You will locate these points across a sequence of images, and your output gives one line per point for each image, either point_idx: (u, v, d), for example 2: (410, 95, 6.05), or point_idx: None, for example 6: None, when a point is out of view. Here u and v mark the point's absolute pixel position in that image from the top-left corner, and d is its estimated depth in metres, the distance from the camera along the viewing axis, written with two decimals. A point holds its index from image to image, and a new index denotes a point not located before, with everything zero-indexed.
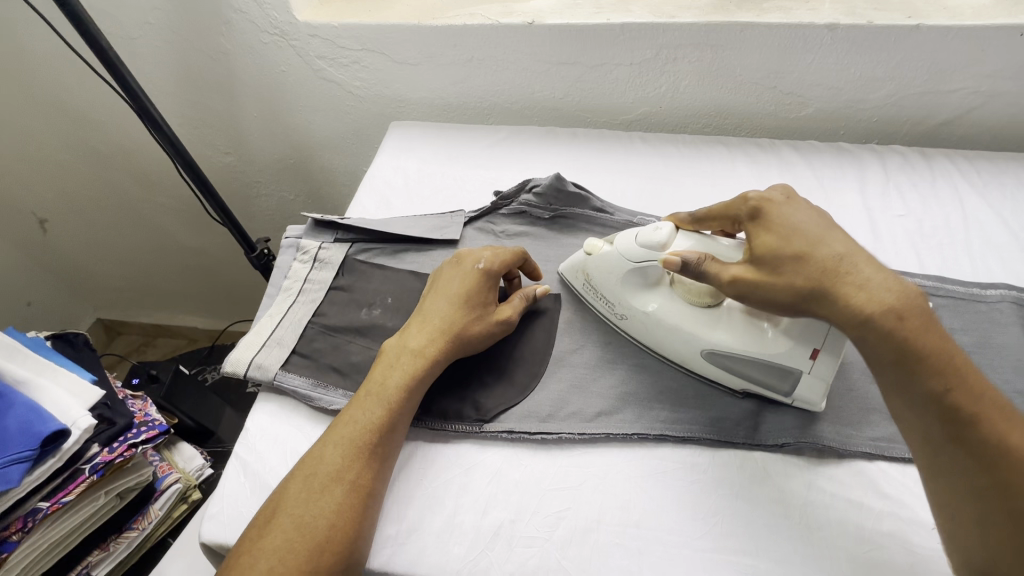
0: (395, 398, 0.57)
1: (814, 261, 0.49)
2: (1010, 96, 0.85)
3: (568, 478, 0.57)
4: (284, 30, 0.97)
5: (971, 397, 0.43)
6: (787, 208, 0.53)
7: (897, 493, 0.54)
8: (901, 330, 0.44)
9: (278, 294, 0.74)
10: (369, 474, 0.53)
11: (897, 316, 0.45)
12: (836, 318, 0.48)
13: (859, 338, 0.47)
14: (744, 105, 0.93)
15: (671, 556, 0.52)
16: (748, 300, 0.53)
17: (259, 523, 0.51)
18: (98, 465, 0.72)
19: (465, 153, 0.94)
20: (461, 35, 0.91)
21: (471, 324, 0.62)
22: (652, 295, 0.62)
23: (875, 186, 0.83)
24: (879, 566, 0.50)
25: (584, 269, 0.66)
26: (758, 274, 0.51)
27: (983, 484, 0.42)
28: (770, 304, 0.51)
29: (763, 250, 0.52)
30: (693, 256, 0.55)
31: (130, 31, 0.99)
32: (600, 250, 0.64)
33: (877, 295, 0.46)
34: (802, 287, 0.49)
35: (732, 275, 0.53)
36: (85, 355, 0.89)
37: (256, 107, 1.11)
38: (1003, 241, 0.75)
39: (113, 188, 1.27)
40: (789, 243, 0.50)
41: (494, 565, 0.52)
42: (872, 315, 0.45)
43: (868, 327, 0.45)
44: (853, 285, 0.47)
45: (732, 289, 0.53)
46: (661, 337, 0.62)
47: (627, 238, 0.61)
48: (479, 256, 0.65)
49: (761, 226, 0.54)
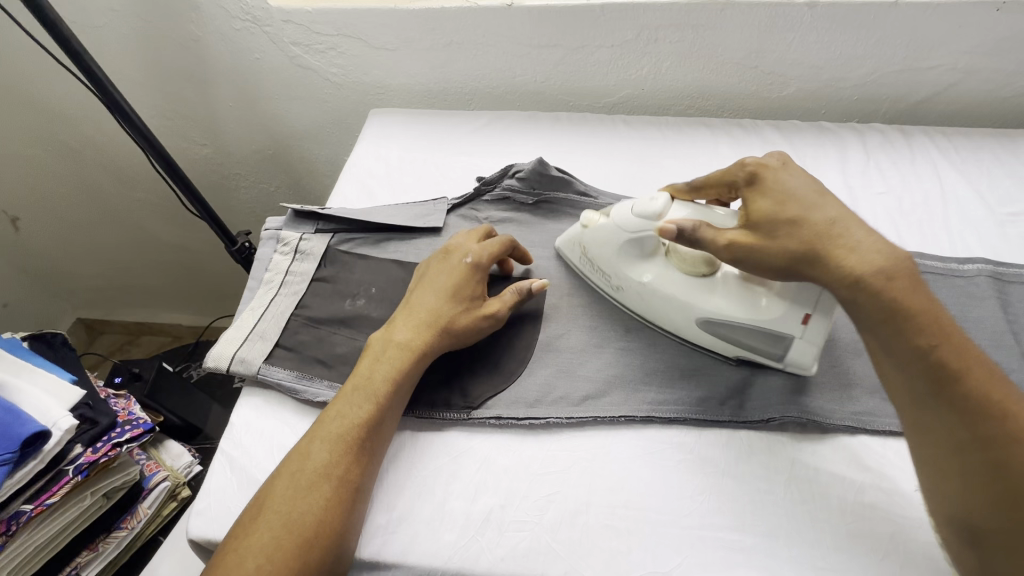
0: (383, 392, 0.56)
1: (808, 226, 0.49)
2: (986, 74, 0.86)
3: (557, 462, 0.57)
4: (256, 15, 0.94)
5: (958, 355, 0.44)
6: (783, 173, 0.54)
7: (878, 465, 0.55)
8: (888, 292, 0.46)
9: (259, 287, 0.72)
10: (357, 470, 0.53)
11: (887, 278, 0.46)
12: (828, 280, 0.48)
13: (848, 299, 0.48)
14: (727, 86, 0.93)
15: (658, 535, 0.52)
16: (743, 266, 0.53)
17: (246, 521, 0.50)
18: (82, 466, 0.72)
19: (446, 140, 0.93)
20: (439, 19, 0.90)
21: (458, 317, 0.61)
22: (648, 265, 0.62)
23: (856, 164, 0.83)
24: (860, 535, 0.51)
25: (580, 241, 0.66)
26: (753, 239, 0.52)
27: (966, 438, 0.43)
28: (763, 269, 0.52)
29: (759, 215, 0.52)
30: (687, 224, 0.54)
31: (95, 19, 0.95)
32: (596, 224, 0.64)
33: (867, 257, 0.47)
34: (797, 251, 0.49)
35: (729, 238, 0.53)
36: (64, 355, 0.87)
37: (231, 98, 1.08)
38: (981, 217, 0.76)
39: (85, 182, 1.24)
40: (784, 209, 0.51)
41: (485, 550, 0.52)
42: (863, 274, 0.46)
43: (860, 287, 0.47)
44: (844, 247, 0.48)
45: (728, 253, 0.53)
46: (654, 305, 0.62)
47: (624, 211, 0.61)
48: (467, 249, 0.65)
49: (757, 191, 0.54)
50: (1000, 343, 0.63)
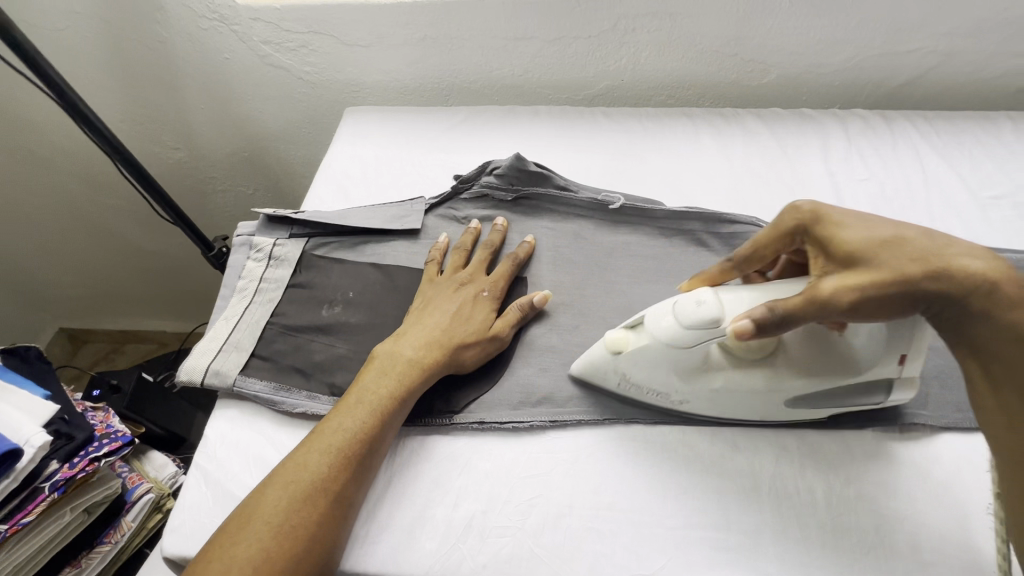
0: (386, 408, 0.55)
1: (909, 242, 0.43)
2: (967, 55, 0.85)
3: (539, 464, 0.56)
4: (222, 14, 0.92)
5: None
6: (837, 205, 0.49)
7: (863, 458, 0.55)
8: (1021, 301, 0.41)
9: (233, 296, 0.70)
10: (351, 487, 0.52)
11: (1014, 281, 0.42)
12: (959, 295, 0.42)
13: (982, 313, 0.41)
14: (706, 75, 0.92)
15: (642, 536, 0.52)
16: (861, 311, 0.44)
17: (230, 529, 0.49)
18: (58, 483, 0.70)
19: (423, 138, 0.91)
20: (412, 13, 0.87)
21: (468, 338, 0.60)
22: (710, 373, 0.54)
23: (838, 151, 0.82)
24: (846, 530, 0.51)
25: (615, 368, 0.56)
26: (861, 276, 0.43)
27: None
28: (883, 307, 0.43)
29: (850, 246, 0.45)
30: (765, 311, 0.45)
31: (55, 21, 0.92)
32: (629, 345, 0.54)
33: (986, 261, 0.42)
34: (919, 270, 0.42)
35: (835, 287, 0.43)
36: (38, 369, 0.84)
37: (203, 99, 1.05)
38: (963, 201, 0.75)
39: (57, 190, 1.21)
40: (872, 233, 0.45)
41: (467, 558, 0.51)
42: (995, 277, 0.41)
43: (995, 295, 0.41)
44: (957, 255, 0.42)
45: (842, 306, 0.43)
46: (736, 404, 0.55)
47: (665, 326, 0.51)
48: (479, 283, 0.65)
49: (828, 226, 0.47)
50: None
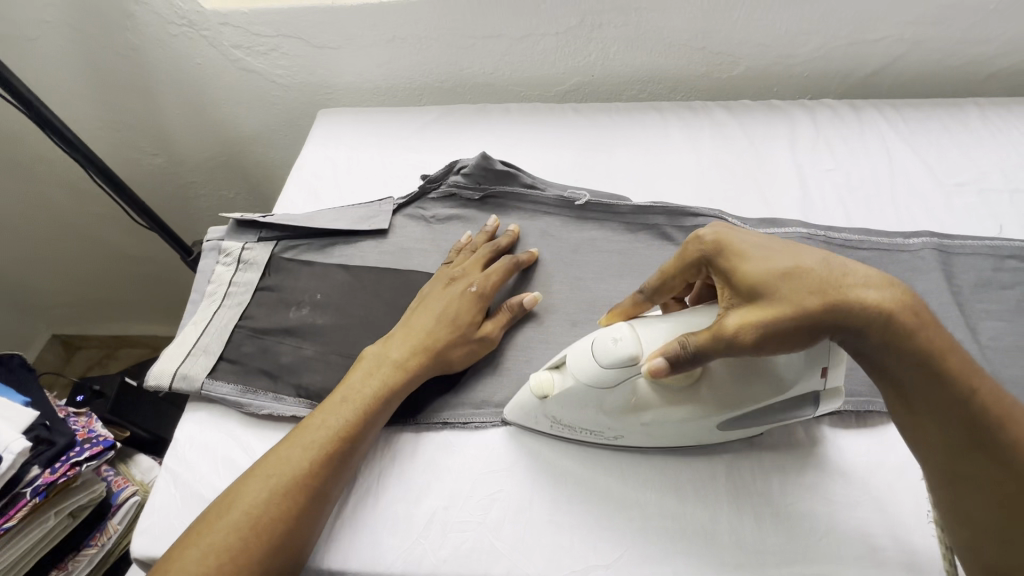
0: (371, 407, 0.56)
1: (812, 274, 0.42)
2: (934, 42, 0.85)
3: (502, 459, 0.57)
4: (192, 19, 0.92)
5: (993, 398, 0.42)
6: (739, 232, 0.47)
7: (818, 446, 0.56)
8: (920, 331, 0.41)
9: (203, 300, 0.71)
10: (330, 482, 0.53)
11: (913, 312, 0.41)
12: (863, 329, 0.41)
13: (886, 345, 0.41)
14: (675, 69, 0.92)
15: (600, 528, 0.53)
16: (767, 347, 0.43)
17: (208, 516, 0.50)
18: (39, 488, 0.71)
19: (394, 138, 0.91)
20: (379, 15, 0.88)
21: (453, 341, 0.60)
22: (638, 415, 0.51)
23: (805, 142, 0.83)
24: (799, 517, 0.52)
25: (545, 412, 0.54)
26: (760, 312, 0.42)
27: (1011, 491, 0.41)
28: (791, 339, 0.42)
29: (750, 283, 0.43)
30: (675, 349, 0.45)
31: (26, 31, 0.92)
32: (553, 388, 0.52)
33: (886, 291, 0.42)
34: (818, 305, 0.41)
35: (736, 324, 0.43)
36: (20, 377, 0.86)
37: (178, 105, 1.06)
38: (928, 188, 0.76)
39: (40, 199, 1.22)
40: (772, 266, 0.43)
41: (428, 552, 0.52)
42: (893, 311, 0.41)
43: (894, 330, 0.41)
44: (858, 286, 0.42)
45: (747, 342, 0.43)
46: (669, 433, 0.53)
47: (583, 363, 0.50)
48: (469, 279, 0.64)
49: (730, 259, 0.46)
50: (946, 316, 0.62)
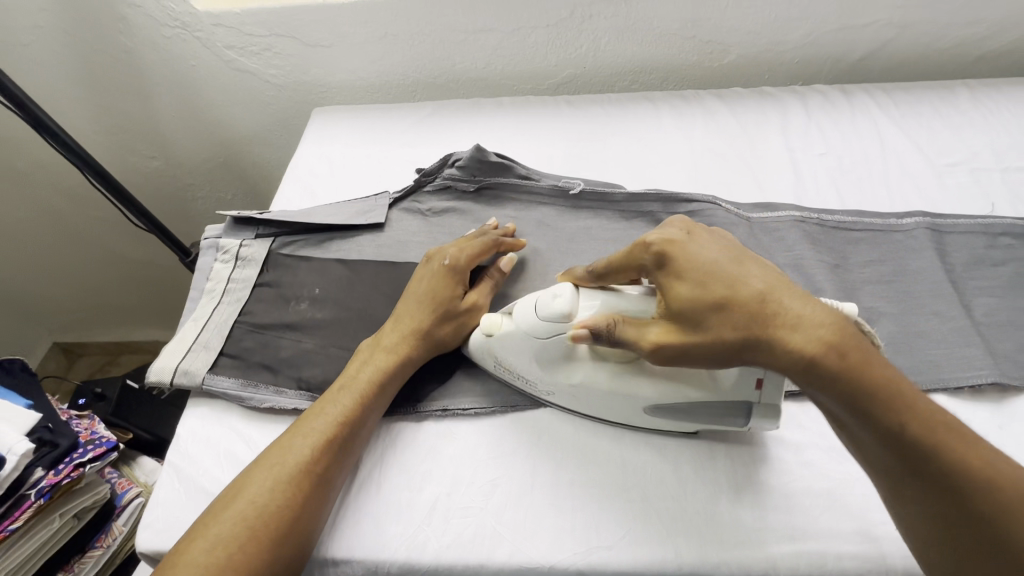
0: (368, 393, 0.57)
1: (735, 308, 0.41)
2: (923, 25, 0.85)
3: (502, 446, 0.58)
4: (184, 21, 0.93)
5: (927, 430, 0.39)
6: (689, 245, 0.45)
7: (815, 424, 0.56)
8: (845, 369, 0.39)
9: (201, 297, 0.72)
10: (334, 468, 0.53)
11: (837, 351, 0.39)
12: (778, 364, 0.41)
13: (804, 380, 0.41)
14: (667, 58, 0.92)
15: (601, 510, 0.53)
16: (681, 363, 0.45)
17: (214, 508, 0.51)
18: (43, 490, 0.72)
19: (388, 134, 0.92)
20: (371, 12, 0.88)
21: (440, 322, 0.60)
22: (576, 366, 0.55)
23: (797, 127, 0.83)
24: (798, 494, 0.52)
25: (491, 351, 0.58)
26: (678, 334, 0.44)
27: (954, 520, 0.39)
28: (709, 364, 0.44)
29: (678, 305, 0.44)
30: (601, 326, 0.48)
31: (19, 36, 0.92)
32: (501, 328, 0.57)
33: (812, 331, 0.40)
34: (734, 338, 0.41)
35: (653, 341, 0.45)
36: (21, 380, 0.86)
37: (173, 108, 1.06)
38: (919, 169, 0.76)
39: (37, 205, 1.22)
40: (707, 289, 0.43)
41: (431, 539, 0.53)
42: (814, 352, 0.39)
43: (813, 367, 0.39)
44: (783, 325, 0.40)
45: (658, 356, 0.46)
46: (600, 405, 0.56)
47: (528, 313, 0.54)
48: (445, 252, 0.64)
49: (670, 276, 0.45)
50: (940, 294, 0.63)
